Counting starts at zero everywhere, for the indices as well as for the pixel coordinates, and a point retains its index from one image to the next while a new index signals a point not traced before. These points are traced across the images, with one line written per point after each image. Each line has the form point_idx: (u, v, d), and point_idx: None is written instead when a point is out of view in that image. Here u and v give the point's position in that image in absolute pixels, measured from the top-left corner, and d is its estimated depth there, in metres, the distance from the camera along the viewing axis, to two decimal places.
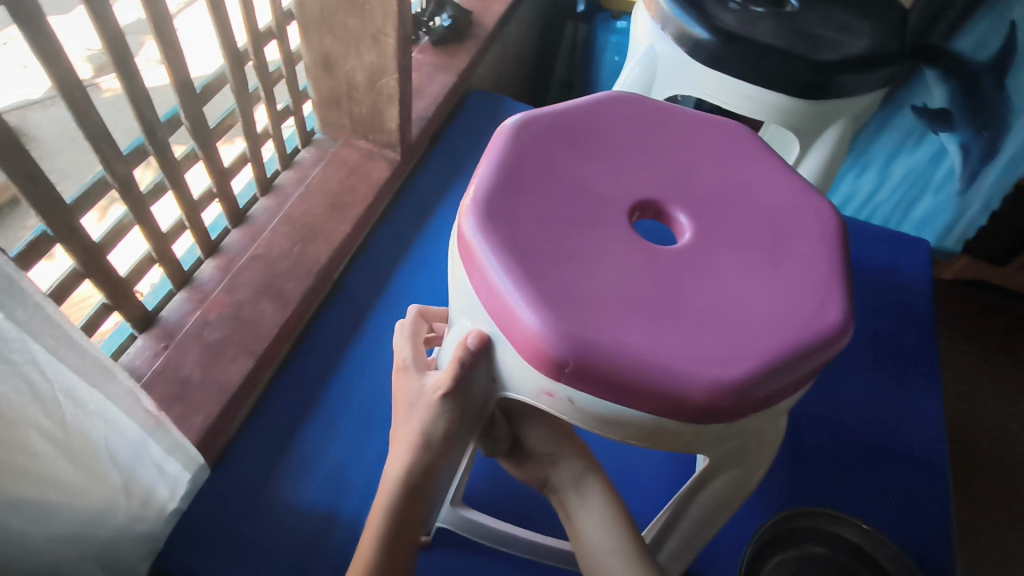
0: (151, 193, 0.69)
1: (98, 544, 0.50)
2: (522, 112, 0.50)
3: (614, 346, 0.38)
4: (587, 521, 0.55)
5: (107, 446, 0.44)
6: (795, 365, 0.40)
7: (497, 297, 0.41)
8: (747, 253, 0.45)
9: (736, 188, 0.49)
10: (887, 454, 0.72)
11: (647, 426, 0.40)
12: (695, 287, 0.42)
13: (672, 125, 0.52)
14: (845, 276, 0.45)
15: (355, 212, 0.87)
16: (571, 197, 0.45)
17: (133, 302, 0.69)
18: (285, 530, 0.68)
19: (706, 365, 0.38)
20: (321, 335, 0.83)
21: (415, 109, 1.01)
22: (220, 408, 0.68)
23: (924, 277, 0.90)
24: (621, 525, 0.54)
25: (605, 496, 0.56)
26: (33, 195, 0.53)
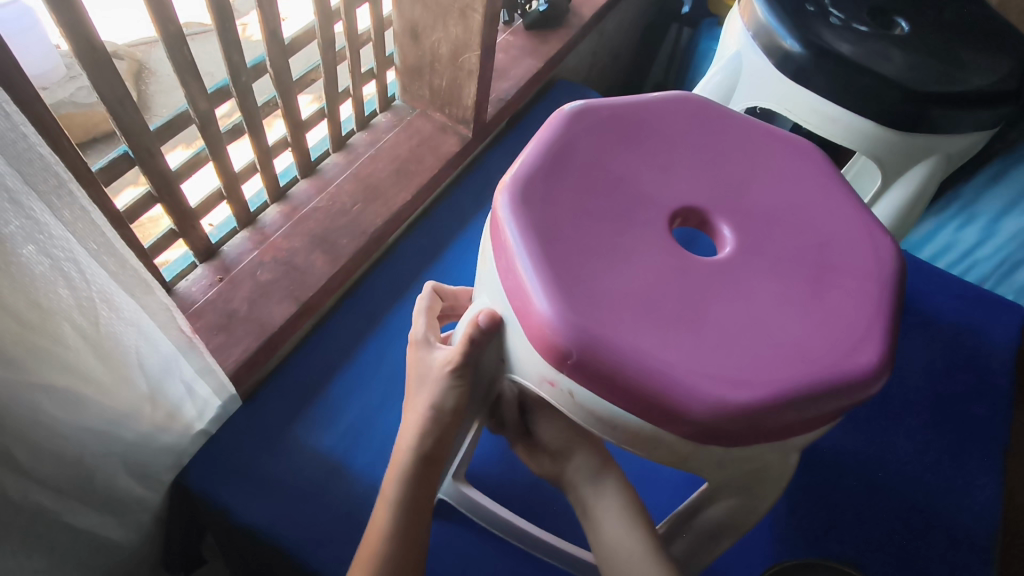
0: (230, 133, 0.73)
1: (120, 445, 0.54)
2: (582, 99, 0.49)
3: (622, 347, 0.37)
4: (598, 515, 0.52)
5: (138, 354, 0.48)
6: (813, 403, 0.38)
7: (515, 277, 0.40)
8: (788, 278, 0.42)
9: (793, 208, 0.46)
10: (925, 521, 0.67)
11: (643, 434, 0.39)
12: (723, 303, 0.40)
13: (738, 134, 0.50)
14: (891, 318, 0.42)
15: (419, 180, 0.89)
16: (611, 192, 0.44)
17: (198, 233, 0.73)
18: (300, 471, 0.71)
19: (715, 384, 0.37)
20: (365, 294, 0.85)
21: (497, 89, 1.01)
22: (259, 344, 0.71)
23: (1009, 344, 0.82)
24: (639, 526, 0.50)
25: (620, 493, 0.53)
26: (119, 117, 0.57)
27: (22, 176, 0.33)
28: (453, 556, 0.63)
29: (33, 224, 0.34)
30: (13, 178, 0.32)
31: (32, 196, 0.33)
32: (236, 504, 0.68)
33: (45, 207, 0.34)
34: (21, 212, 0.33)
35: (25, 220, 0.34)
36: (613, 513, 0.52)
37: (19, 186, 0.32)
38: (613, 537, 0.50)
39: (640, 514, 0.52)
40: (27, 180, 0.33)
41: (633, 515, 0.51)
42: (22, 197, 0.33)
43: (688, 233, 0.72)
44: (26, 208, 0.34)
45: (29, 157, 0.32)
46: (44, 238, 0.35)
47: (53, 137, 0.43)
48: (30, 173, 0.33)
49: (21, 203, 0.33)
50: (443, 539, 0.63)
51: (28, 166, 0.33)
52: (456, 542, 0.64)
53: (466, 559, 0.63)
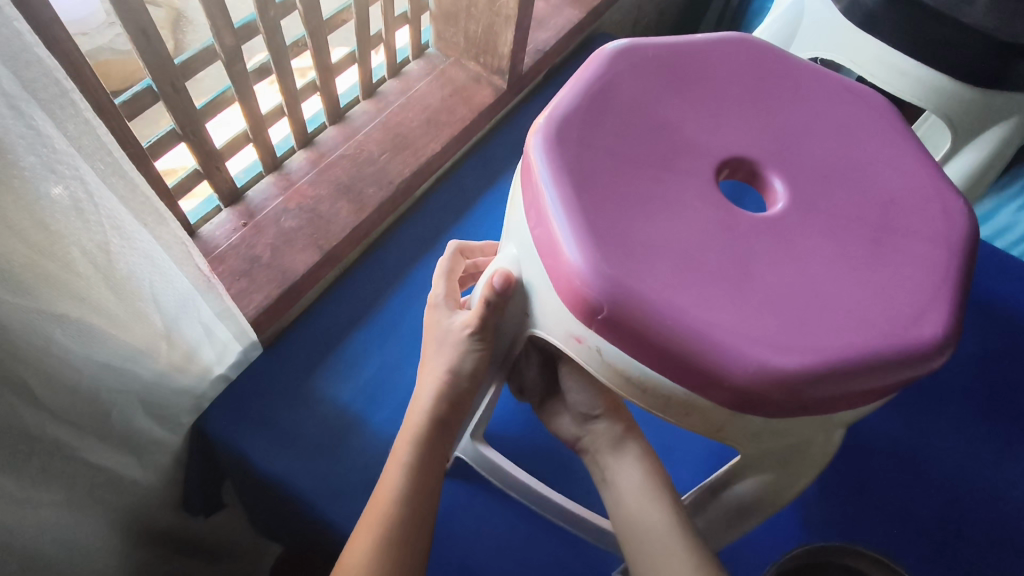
0: (257, 73, 0.70)
1: (137, 380, 0.53)
2: (627, 37, 0.45)
3: (659, 303, 0.34)
4: (621, 494, 0.49)
5: (152, 289, 0.46)
6: (866, 373, 0.34)
7: (545, 225, 0.37)
8: (846, 238, 0.38)
9: (855, 164, 0.42)
10: (964, 510, 0.63)
11: (676, 399, 0.36)
12: (772, 263, 0.37)
13: (800, 82, 0.45)
14: (959, 289, 0.38)
15: (450, 132, 0.86)
16: (654, 138, 0.40)
17: (223, 175, 0.71)
18: (319, 421, 0.70)
19: (760, 347, 0.33)
20: (392, 246, 0.83)
21: (534, 40, 0.96)
22: (280, 292, 0.70)
23: None
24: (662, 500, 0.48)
25: (642, 463, 0.51)
26: (142, 48, 0.54)
27: (20, 81, 0.31)
28: (468, 516, 0.62)
29: (35, 135, 0.33)
30: (10, 81, 0.30)
31: (31, 102, 0.31)
32: (254, 451, 0.68)
33: (47, 117, 0.33)
34: (21, 119, 0.31)
35: (26, 130, 0.32)
36: (642, 488, 0.49)
37: (17, 90, 0.31)
38: (637, 512, 0.47)
39: (665, 488, 0.49)
40: (27, 86, 0.31)
41: (658, 494, 0.48)
42: (21, 104, 0.31)
43: (737, 189, 0.71)
44: (27, 117, 0.32)
45: (27, 61, 0.30)
46: (47, 151, 0.34)
47: (65, 55, 0.41)
48: (27, 77, 0.31)
49: (19, 109, 0.31)
50: (458, 498, 0.62)
51: (26, 70, 0.31)
52: (471, 499, 0.63)
53: (481, 519, 0.62)
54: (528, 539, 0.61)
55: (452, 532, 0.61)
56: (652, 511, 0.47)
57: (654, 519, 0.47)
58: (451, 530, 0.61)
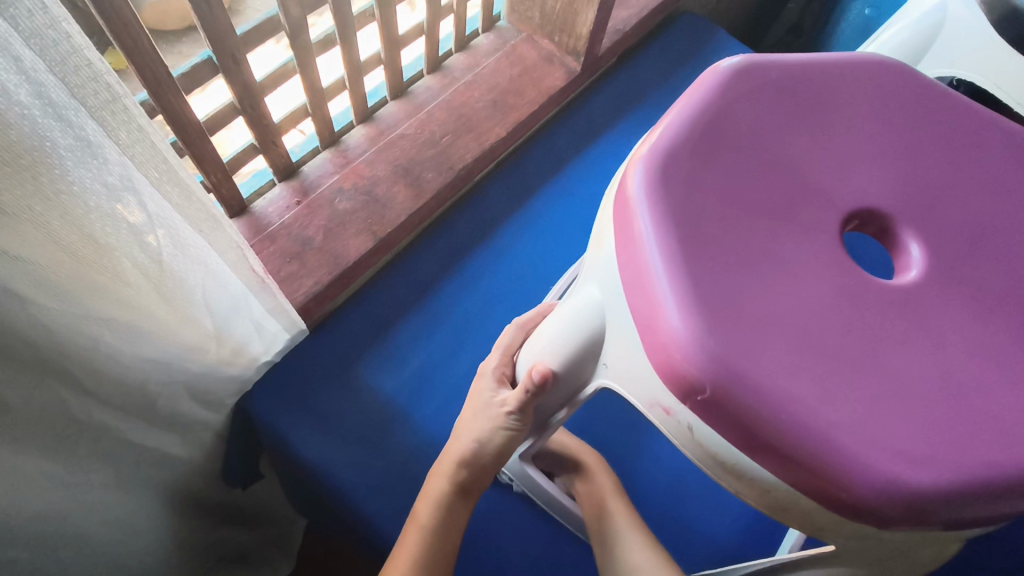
0: (321, 44, 0.65)
1: (186, 374, 0.52)
2: (748, 53, 0.38)
3: (774, 392, 0.29)
4: (589, 504, 0.56)
5: (204, 294, 0.44)
6: (1009, 495, 0.29)
7: (641, 277, 0.32)
8: (991, 322, 0.33)
9: (1007, 229, 0.36)
10: None
11: (777, 494, 0.31)
12: (907, 347, 0.32)
13: (946, 121, 0.39)
14: None
15: (517, 116, 0.80)
16: (774, 180, 0.35)
17: (279, 150, 0.67)
18: (361, 415, 0.68)
19: (888, 456, 0.29)
20: (447, 233, 0.79)
21: (615, 18, 0.89)
22: (331, 278, 0.67)
23: None
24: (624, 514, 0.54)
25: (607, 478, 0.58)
26: (205, 19, 0.50)
27: (68, 89, 0.27)
28: (510, 533, 0.59)
29: (85, 147, 0.29)
30: (57, 90, 0.26)
31: (81, 112, 0.28)
32: (293, 438, 0.66)
33: (97, 126, 0.29)
34: (69, 130, 0.28)
35: (75, 141, 0.29)
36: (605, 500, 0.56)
37: (64, 99, 0.27)
38: (602, 505, 0.56)
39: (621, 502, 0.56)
40: (76, 94, 0.27)
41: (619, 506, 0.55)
42: (68, 112, 0.27)
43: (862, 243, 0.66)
44: (75, 126, 0.28)
45: (76, 66, 0.26)
46: (97, 163, 0.30)
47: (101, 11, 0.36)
48: (77, 85, 0.27)
49: (67, 119, 0.28)
50: (499, 515, 0.59)
51: (76, 76, 0.27)
52: (514, 517, 0.59)
53: (523, 538, 0.59)
54: (570, 564, 0.58)
55: (494, 551, 0.58)
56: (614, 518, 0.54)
57: (617, 530, 0.54)
58: (491, 549, 0.58)
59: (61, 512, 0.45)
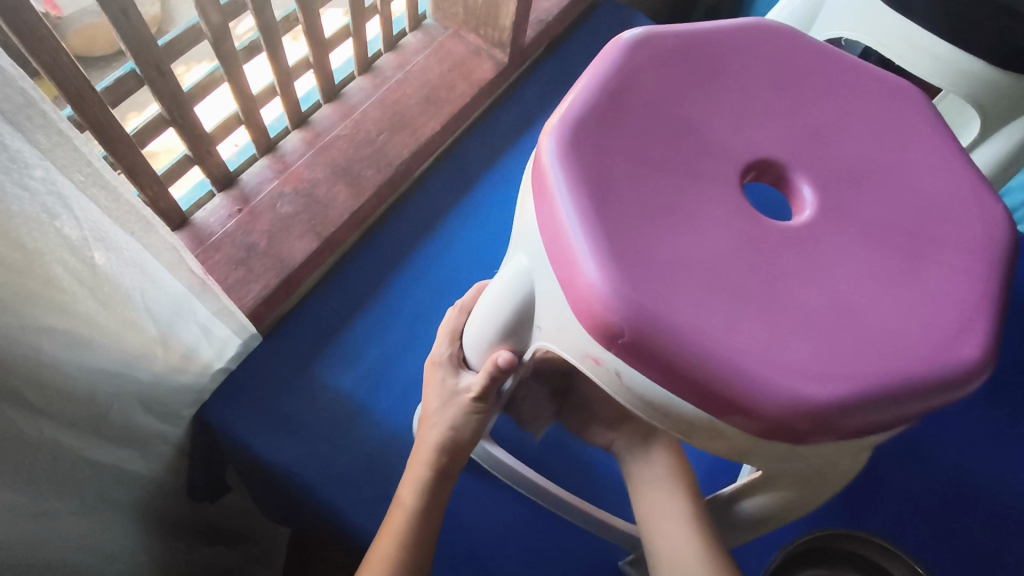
0: (245, 51, 0.66)
1: (136, 386, 0.53)
2: (646, 25, 0.41)
3: (685, 329, 0.32)
4: (644, 481, 0.52)
5: (143, 298, 0.45)
6: (900, 399, 0.33)
7: (560, 239, 0.35)
8: (878, 249, 0.37)
9: (887, 168, 0.40)
10: (966, 497, 0.64)
11: (701, 425, 0.34)
12: (803, 279, 0.35)
13: (827, 76, 0.42)
14: (1000, 305, 0.36)
15: (450, 109, 0.82)
16: (676, 140, 0.38)
17: (214, 159, 0.67)
18: (322, 413, 0.69)
19: (791, 376, 0.32)
20: (393, 228, 0.80)
21: (536, 9, 0.92)
22: (279, 280, 0.68)
23: None
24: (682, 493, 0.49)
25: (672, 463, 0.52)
26: (123, 31, 0.50)
27: None
28: (477, 510, 0.60)
29: (3, 151, 0.30)
30: None
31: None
32: (257, 443, 0.66)
33: (14, 131, 0.30)
34: None
35: None
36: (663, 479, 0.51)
37: None
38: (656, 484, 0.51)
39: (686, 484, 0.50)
40: None
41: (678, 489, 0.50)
42: None
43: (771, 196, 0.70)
44: None
45: None
46: (14, 167, 0.31)
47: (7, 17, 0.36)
48: None
49: None
50: (466, 495, 0.61)
51: None
52: (479, 494, 0.61)
53: (490, 512, 0.61)
54: (538, 533, 0.60)
55: (463, 528, 0.59)
56: (670, 497, 0.49)
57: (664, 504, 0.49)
58: (458, 527, 0.59)
59: (32, 538, 0.45)
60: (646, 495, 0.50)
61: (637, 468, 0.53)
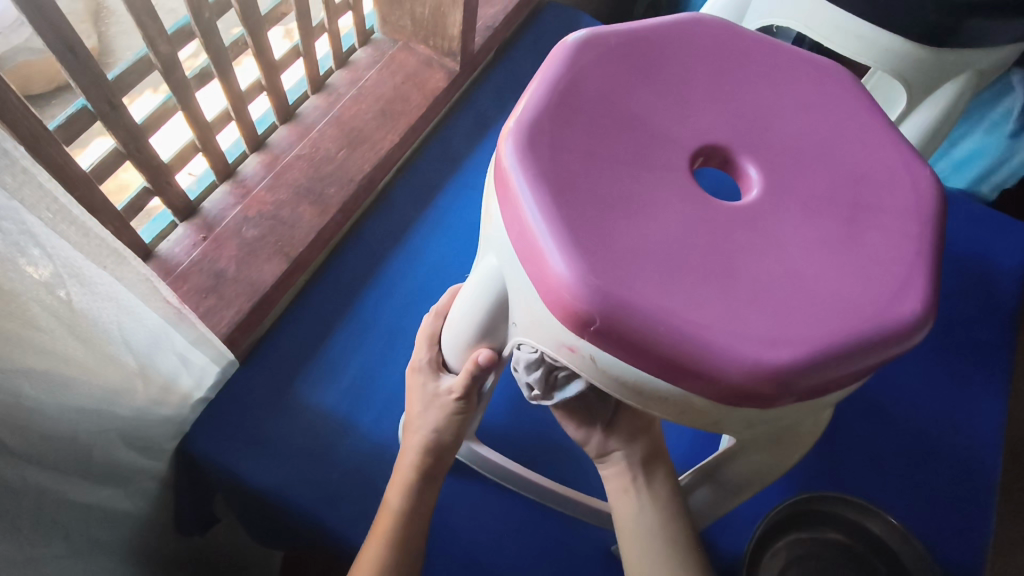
0: (197, 79, 0.66)
1: (117, 422, 0.53)
2: (589, 27, 0.43)
3: (651, 311, 0.34)
4: (624, 491, 0.51)
5: (119, 330, 0.46)
6: (852, 356, 0.35)
7: (526, 237, 0.36)
8: (821, 220, 0.39)
9: (824, 144, 0.42)
10: (928, 448, 0.68)
11: (675, 400, 0.36)
12: (756, 254, 0.37)
13: (761, 62, 0.45)
14: (934, 262, 0.39)
15: (407, 121, 0.83)
16: (627, 134, 0.40)
17: (174, 189, 0.67)
18: (307, 432, 0.69)
19: (752, 344, 0.34)
20: (361, 243, 0.81)
21: (482, 16, 0.94)
22: (252, 305, 0.68)
23: (1016, 271, 0.80)
24: (664, 510, 0.49)
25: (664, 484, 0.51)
26: (73, 68, 0.50)
27: None
28: (469, 510, 0.62)
29: None
30: None
31: None
32: (243, 469, 0.66)
33: None
34: None
35: None
36: (645, 492, 0.50)
37: None
38: (641, 502, 0.50)
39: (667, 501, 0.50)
40: None
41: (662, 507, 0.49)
42: None
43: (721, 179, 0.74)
44: None
45: None
46: None
47: None
48: None
49: None
50: (458, 497, 0.62)
51: None
52: (470, 495, 0.62)
53: (482, 511, 0.62)
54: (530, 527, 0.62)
55: (457, 530, 0.61)
56: (650, 511, 0.49)
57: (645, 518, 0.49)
58: (452, 529, 0.60)
59: None
60: (641, 537, 0.48)
61: (631, 503, 0.50)
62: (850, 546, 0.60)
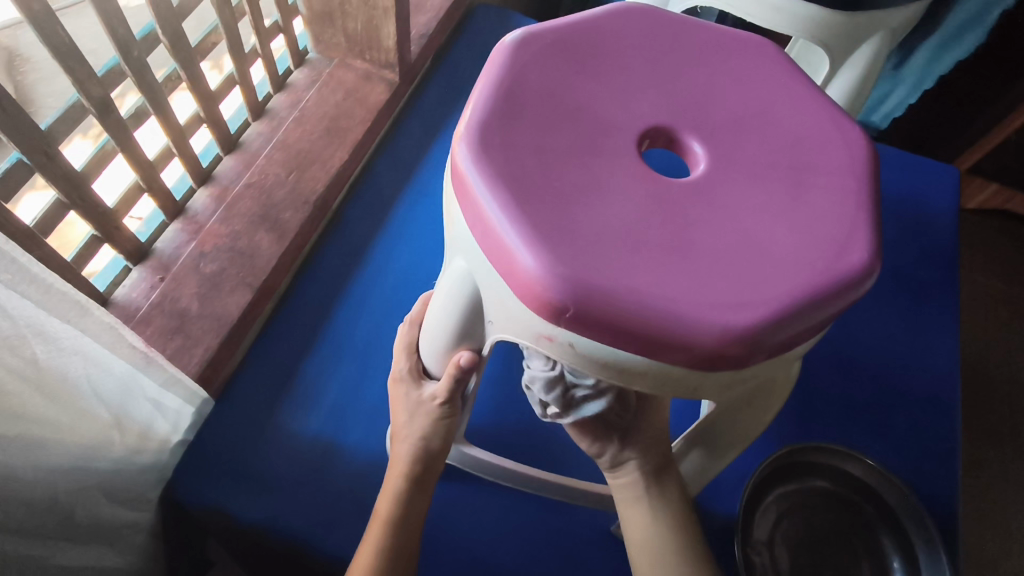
0: (133, 118, 0.65)
1: (97, 476, 0.51)
2: (523, 27, 0.45)
3: (620, 290, 0.35)
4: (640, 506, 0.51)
5: (90, 383, 0.45)
6: (812, 309, 0.37)
7: (492, 236, 0.37)
8: (767, 185, 0.41)
9: (760, 114, 0.45)
10: (893, 389, 0.72)
11: (653, 373, 0.37)
12: (710, 224, 0.39)
13: (691, 42, 0.47)
14: (874, 211, 0.42)
15: (353, 138, 0.83)
16: (574, 124, 0.41)
17: (124, 234, 0.66)
18: (294, 460, 0.68)
19: (718, 310, 0.36)
20: (323, 264, 0.80)
21: (415, 25, 0.94)
22: (220, 340, 0.67)
23: (950, 212, 0.85)
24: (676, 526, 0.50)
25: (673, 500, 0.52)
26: (4, 123, 0.48)
27: None
28: (467, 512, 0.62)
29: None
30: None
31: None
32: (233, 505, 0.66)
33: None
34: None
35: None
36: (658, 507, 0.51)
37: None
38: (656, 520, 0.51)
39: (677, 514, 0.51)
40: None
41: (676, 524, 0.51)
42: None
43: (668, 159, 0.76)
44: None
45: None
46: None
47: None
48: None
49: None
50: (454, 501, 0.62)
51: None
52: (466, 498, 0.63)
53: (480, 512, 0.62)
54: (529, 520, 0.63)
55: (458, 533, 0.61)
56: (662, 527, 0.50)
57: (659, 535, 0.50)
58: (453, 534, 0.61)
59: None
60: (652, 547, 0.50)
61: (642, 512, 0.51)
62: (836, 490, 0.64)
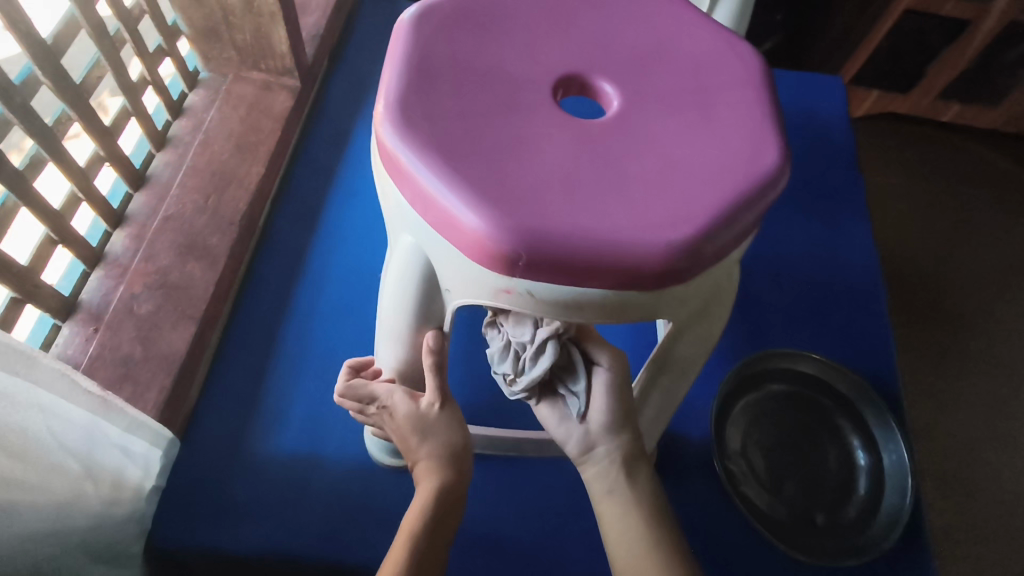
0: (30, 168, 0.61)
1: (77, 533, 0.50)
2: (419, 3, 0.46)
3: (565, 230, 0.37)
4: (614, 500, 0.51)
5: (52, 437, 0.44)
6: (740, 213, 0.40)
7: (433, 205, 0.38)
8: (678, 110, 0.44)
9: (658, 48, 0.47)
10: (825, 289, 0.77)
11: (610, 302, 0.40)
12: (635, 155, 0.41)
13: None
14: (777, 117, 0.45)
15: (266, 150, 0.81)
16: (490, 85, 0.42)
17: (47, 290, 0.63)
18: (275, 482, 0.67)
19: (658, 230, 0.38)
20: (262, 283, 0.79)
21: (305, 27, 0.93)
22: (173, 378, 0.65)
23: (842, 119, 0.92)
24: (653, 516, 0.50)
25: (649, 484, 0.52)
26: None
27: None
28: None
29: None
30: None
31: None
32: (222, 540, 0.64)
33: None
34: None
35: None
36: (632, 497, 0.51)
37: None
38: (632, 511, 0.50)
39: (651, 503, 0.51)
40: None
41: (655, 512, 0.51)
42: None
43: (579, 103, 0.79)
44: None
45: None
46: None
47: None
48: None
49: None
50: None
51: None
52: None
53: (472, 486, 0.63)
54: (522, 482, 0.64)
55: None
56: (638, 518, 0.50)
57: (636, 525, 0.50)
58: None
59: None
60: (626, 535, 0.50)
61: (617, 502, 0.51)
62: (795, 389, 0.69)
